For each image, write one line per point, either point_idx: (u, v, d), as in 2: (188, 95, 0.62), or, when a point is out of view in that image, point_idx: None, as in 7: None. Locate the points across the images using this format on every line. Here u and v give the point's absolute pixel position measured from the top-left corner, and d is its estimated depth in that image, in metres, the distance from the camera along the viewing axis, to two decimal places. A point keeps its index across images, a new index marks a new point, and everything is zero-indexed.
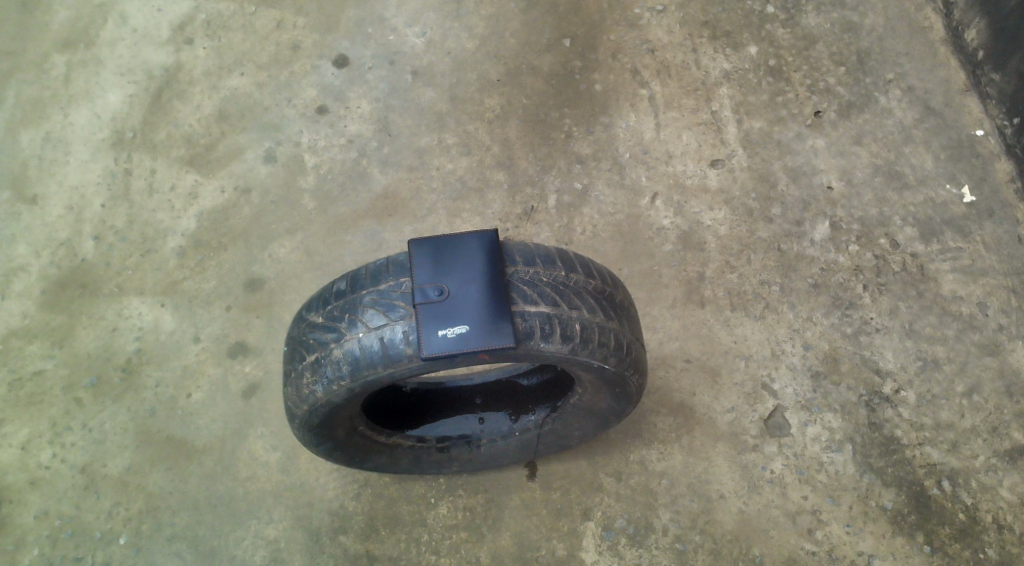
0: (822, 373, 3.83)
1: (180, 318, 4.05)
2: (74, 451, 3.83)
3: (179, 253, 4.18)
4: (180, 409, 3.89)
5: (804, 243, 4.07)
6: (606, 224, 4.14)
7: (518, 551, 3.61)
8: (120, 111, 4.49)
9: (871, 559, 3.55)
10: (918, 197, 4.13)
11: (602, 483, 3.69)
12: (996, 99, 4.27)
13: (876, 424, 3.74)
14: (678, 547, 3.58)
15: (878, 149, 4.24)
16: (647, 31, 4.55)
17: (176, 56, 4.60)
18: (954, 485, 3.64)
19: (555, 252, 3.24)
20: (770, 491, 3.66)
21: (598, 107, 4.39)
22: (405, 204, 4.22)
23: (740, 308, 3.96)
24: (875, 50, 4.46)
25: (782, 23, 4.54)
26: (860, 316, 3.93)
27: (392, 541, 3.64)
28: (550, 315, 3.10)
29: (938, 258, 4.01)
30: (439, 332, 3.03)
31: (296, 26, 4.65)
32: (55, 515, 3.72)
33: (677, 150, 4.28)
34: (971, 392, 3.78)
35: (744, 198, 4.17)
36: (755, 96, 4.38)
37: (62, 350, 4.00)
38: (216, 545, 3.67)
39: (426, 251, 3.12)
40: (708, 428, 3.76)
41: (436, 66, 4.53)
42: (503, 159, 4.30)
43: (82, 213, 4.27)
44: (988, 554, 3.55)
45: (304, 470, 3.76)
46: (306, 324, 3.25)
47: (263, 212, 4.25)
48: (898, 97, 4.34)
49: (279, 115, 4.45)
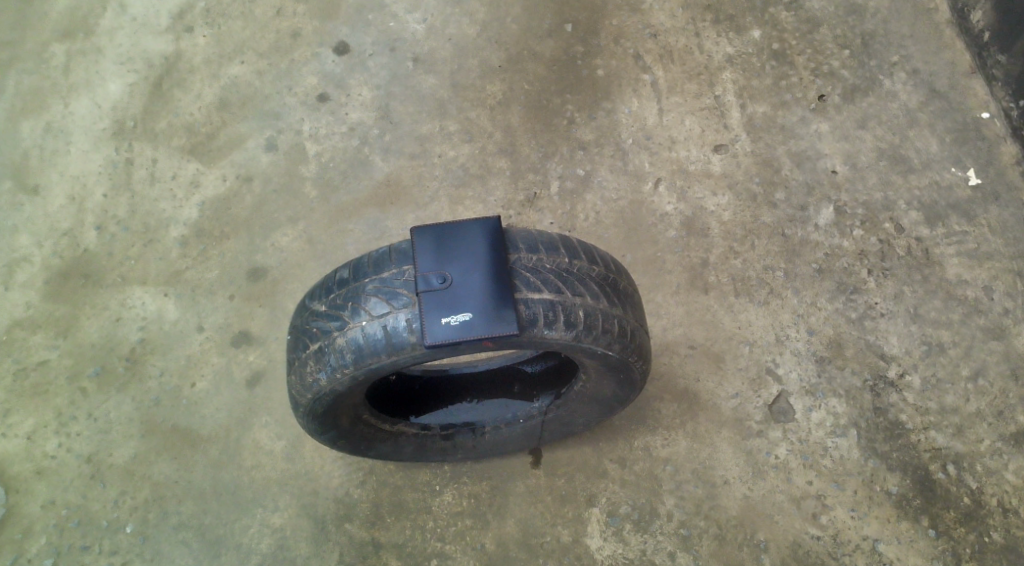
0: (826, 358, 3.82)
1: (183, 308, 4.05)
2: (79, 441, 3.83)
3: (182, 243, 4.18)
4: (184, 398, 3.89)
5: (808, 228, 4.05)
6: (609, 211, 4.12)
7: (523, 538, 3.61)
8: (120, 100, 4.48)
9: (876, 544, 3.55)
10: (923, 180, 4.10)
11: (607, 470, 3.69)
12: (1001, 81, 4.23)
13: (881, 409, 3.73)
14: (683, 533, 3.58)
15: (882, 132, 4.21)
16: (649, 15, 4.52)
17: (176, 45, 4.59)
18: (960, 469, 3.63)
19: (558, 239, 3.23)
20: (774, 476, 3.66)
21: (600, 93, 4.37)
22: (407, 192, 4.21)
23: (743, 294, 3.95)
24: (879, 33, 4.42)
25: (785, 6, 4.51)
26: (865, 301, 3.92)
27: (398, 529, 3.65)
28: (553, 302, 3.09)
29: (943, 242, 3.99)
30: (443, 320, 3.02)
31: (296, 13, 4.63)
32: (62, 504, 3.73)
33: (680, 136, 4.26)
34: (975, 376, 3.77)
35: (748, 183, 4.15)
36: (759, 80, 4.36)
37: (66, 341, 4.00)
38: (221, 534, 3.67)
39: (428, 239, 3.11)
40: (714, 413, 3.76)
41: (437, 53, 4.51)
42: (504, 146, 4.28)
43: (84, 203, 4.27)
44: (993, 538, 3.54)
45: (309, 458, 3.77)
46: (309, 314, 3.24)
47: (265, 201, 4.24)
48: (902, 80, 4.31)
49: (280, 102, 4.44)
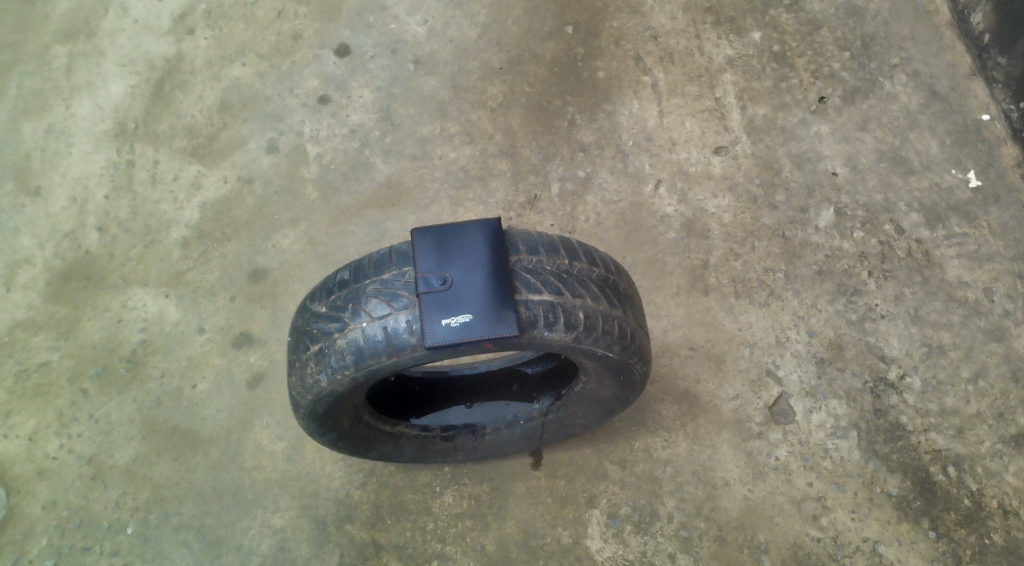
0: (826, 360, 3.83)
1: (184, 309, 4.06)
2: (80, 442, 3.84)
3: (183, 244, 4.19)
4: (185, 399, 3.90)
5: (808, 230, 4.06)
6: (610, 213, 4.13)
7: (523, 539, 3.62)
8: (121, 101, 4.49)
9: (877, 545, 3.55)
10: (923, 182, 4.11)
11: (607, 471, 3.69)
12: (1002, 83, 4.23)
13: (881, 410, 3.73)
14: (683, 534, 3.58)
15: (883, 134, 4.21)
16: (649, 17, 4.53)
17: (177, 47, 4.60)
18: (960, 471, 3.63)
19: (558, 241, 3.24)
20: (774, 478, 3.66)
21: (601, 95, 4.38)
22: (407, 194, 4.21)
23: (744, 295, 3.95)
24: (879, 35, 4.43)
25: (785, 8, 4.51)
26: (865, 303, 3.92)
27: (398, 530, 3.65)
28: (553, 303, 3.09)
29: (943, 244, 3.99)
30: (443, 321, 3.02)
31: (297, 15, 4.64)
32: (63, 505, 3.74)
33: (680, 138, 4.26)
34: (976, 377, 3.77)
35: (748, 184, 4.16)
36: (759, 82, 4.36)
37: (67, 342, 4.01)
38: (222, 535, 3.68)
39: (429, 241, 3.12)
40: (714, 415, 3.76)
41: (437, 55, 4.51)
42: (505, 148, 4.28)
43: (85, 204, 4.28)
44: (993, 540, 3.54)
45: (309, 459, 3.78)
46: (309, 315, 3.25)
47: (266, 202, 4.24)
48: (903, 82, 4.31)
49: (280, 104, 4.45)
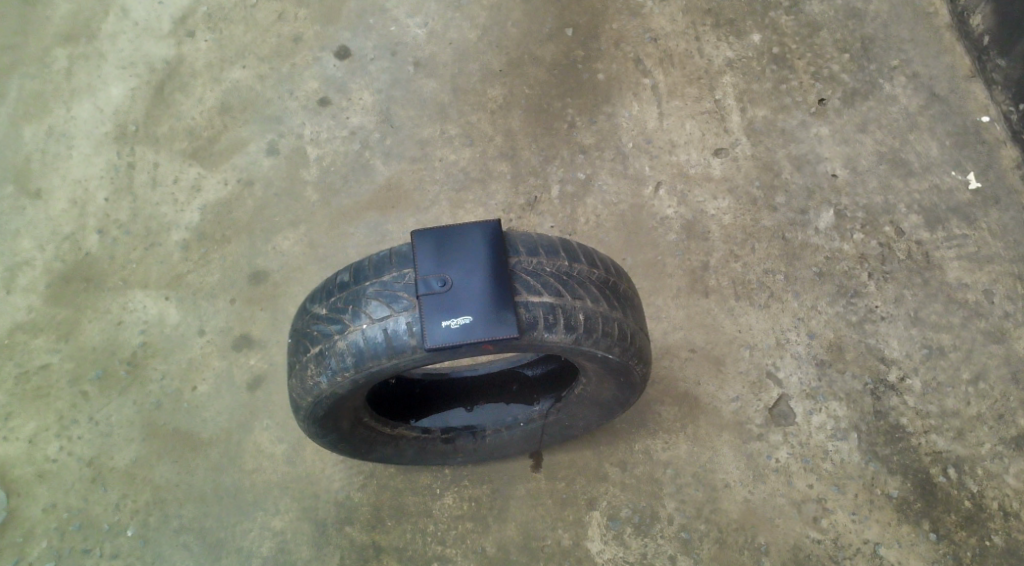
0: (826, 361, 3.83)
1: (184, 311, 4.06)
2: (81, 444, 3.84)
3: (183, 246, 4.19)
4: (185, 402, 3.90)
5: (808, 231, 4.06)
6: (610, 214, 4.13)
7: (523, 541, 3.61)
8: (122, 104, 4.49)
9: (877, 547, 3.55)
10: (923, 184, 4.11)
11: (607, 473, 3.69)
12: (1001, 85, 4.23)
13: (881, 412, 3.73)
14: (683, 536, 3.58)
15: (883, 136, 4.22)
16: (649, 19, 4.53)
17: (177, 49, 4.60)
18: (960, 473, 3.63)
19: (558, 242, 3.24)
20: (775, 479, 3.65)
21: (601, 97, 4.38)
22: (407, 196, 4.22)
23: (744, 297, 3.95)
24: (879, 37, 4.43)
25: (785, 10, 4.52)
26: (865, 304, 3.92)
27: (398, 533, 3.65)
28: (553, 305, 3.09)
29: (943, 246, 3.99)
30: (443, 323, 3.02)
31: (297, 18, 4.64)
32: (62, 508, 3.73)
33: (680, 140, 4.27)
34: (976, 379, 3.77)
35: (748, 186, 4.16)
36: (759, 84, 4.36)
37: (67, 344, 4.01)
38: (222, 537, 3.68)
39: (428, 243, 3.12)
40: (714, 417, 3.76)
41: (438, 57, 4.52)
42: (505, 150, 4.29)
43: (85, 207, 4.28)
44: (994, 541, 3.54)
45: (309, 461, 3.77)
46: (309, 317, 3.25)
47: (266, 205, 4.25)
48: (903, 84, 4.32)
49: (281, 107, 4.45)
